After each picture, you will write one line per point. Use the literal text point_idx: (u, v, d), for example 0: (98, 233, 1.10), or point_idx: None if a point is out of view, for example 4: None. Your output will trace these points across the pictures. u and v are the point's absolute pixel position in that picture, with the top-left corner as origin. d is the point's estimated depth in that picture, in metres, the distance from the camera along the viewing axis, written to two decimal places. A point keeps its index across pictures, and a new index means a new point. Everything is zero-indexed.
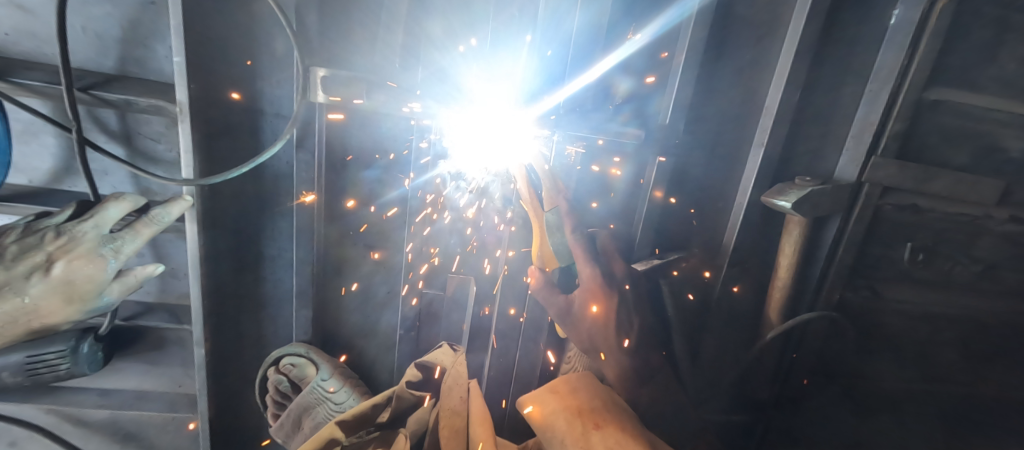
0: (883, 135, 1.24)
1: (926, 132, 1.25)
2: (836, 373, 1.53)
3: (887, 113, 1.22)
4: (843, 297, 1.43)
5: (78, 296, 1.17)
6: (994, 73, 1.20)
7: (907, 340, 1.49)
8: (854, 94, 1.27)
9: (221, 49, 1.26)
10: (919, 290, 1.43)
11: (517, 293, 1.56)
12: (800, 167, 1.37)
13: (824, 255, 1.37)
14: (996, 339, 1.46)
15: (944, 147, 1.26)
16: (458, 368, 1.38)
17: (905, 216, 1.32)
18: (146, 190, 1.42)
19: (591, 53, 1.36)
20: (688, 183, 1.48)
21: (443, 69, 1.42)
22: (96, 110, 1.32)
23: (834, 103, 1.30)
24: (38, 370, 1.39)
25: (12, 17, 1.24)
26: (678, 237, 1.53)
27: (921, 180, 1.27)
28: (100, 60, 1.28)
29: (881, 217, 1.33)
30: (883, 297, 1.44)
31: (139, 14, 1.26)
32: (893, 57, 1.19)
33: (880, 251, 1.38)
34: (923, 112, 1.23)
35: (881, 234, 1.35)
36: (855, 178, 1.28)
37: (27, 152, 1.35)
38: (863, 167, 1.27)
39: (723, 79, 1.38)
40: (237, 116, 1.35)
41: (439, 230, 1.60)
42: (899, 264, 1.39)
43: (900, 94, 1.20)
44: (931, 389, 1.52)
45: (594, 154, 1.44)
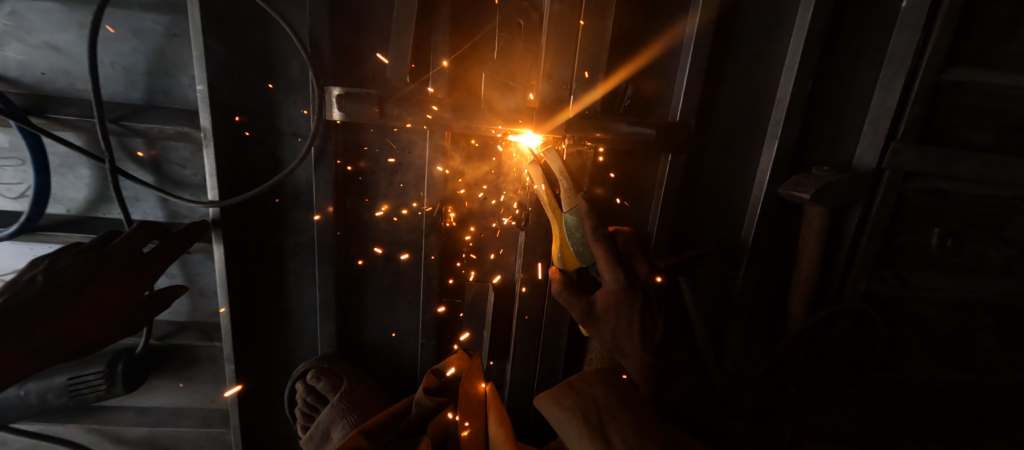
0: (902, 120, 1.44)
1: (945, 116, 1.49)
2: (866, 363, 1.73)
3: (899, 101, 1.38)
4: (871, 286, 1.64)
5: (103, 318, 1.17)
6: (979, 86, 1.46)
7: (901, 327, 1.71)
8: (868, 80, 1.46)
9: (244, 76, 1.32)
10: (936, 272, 1.66)
11: (537, 298, 1.56)
12: (818, 156, 1.56)
13: (848, 241, 1.57)
14: (960, 318, 1.71)
15: (968, 127, 1.51)
16: (474, 374, 1.41)
17: (931, 198, 1.56)
18: (173, 213, 1.44)
19: (616, 57, 1.41)
20: (704, 178, 1.53)
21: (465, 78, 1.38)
22: (127, 139, 1.36)
23: (851, 89, 1.49)
24: (80, 390, 1.40)
25: (48, 57, 1.30)
26: (696, 231, 1.59)
27: (945, 164, 1.49)
28: (129, 93, 1.34)
29: (909, 200, 1.56)
30: (909, 284, 1.66)
31: (164, 47, 1.31)
32: (908, 40, 1.37)
33: (907, 235, 1.60)
34: (942, 92, 1.46)
35: (911, 217, 1.58)
36: (873, 165, 1.49)
37: (64, 184, 1.39)
38: (881, 155, 1.47)
39: (736, 66, 1.43)
40: (257, 137, 1.39)
41: (465, 249, 1.55)
42: (929, 249, 1.63)
43: (918, 78, 1.40)
44: (895, 375, 1.76)
45: (621, 161, 1.49)
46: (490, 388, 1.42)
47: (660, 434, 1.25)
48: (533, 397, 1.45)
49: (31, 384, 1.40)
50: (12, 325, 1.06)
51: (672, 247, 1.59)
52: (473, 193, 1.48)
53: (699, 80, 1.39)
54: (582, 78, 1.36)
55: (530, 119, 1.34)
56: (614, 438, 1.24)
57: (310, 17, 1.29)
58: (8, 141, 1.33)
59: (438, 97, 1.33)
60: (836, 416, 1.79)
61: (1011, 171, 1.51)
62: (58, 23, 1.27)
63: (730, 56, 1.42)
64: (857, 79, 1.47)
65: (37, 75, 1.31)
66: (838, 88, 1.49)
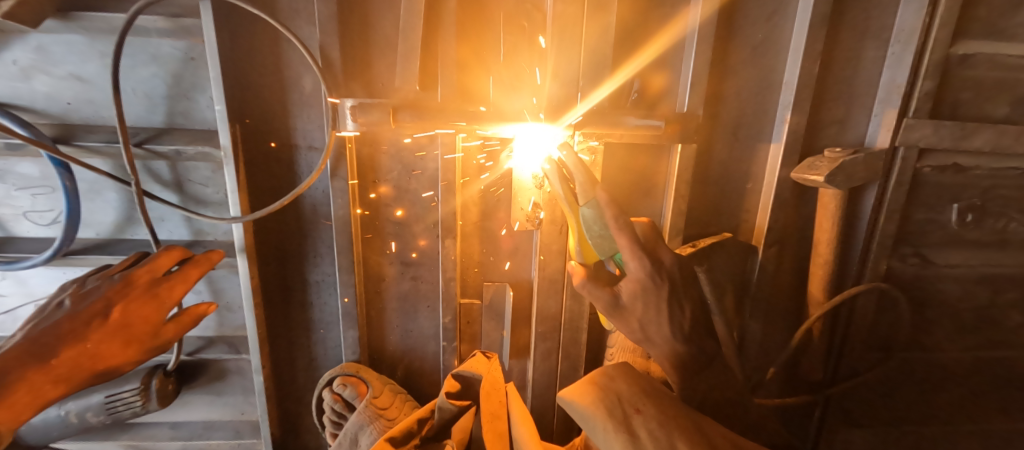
0: (914, 95, 1.45)
1: (957, 90, 1.49)
2: (893, 346, 1.75)
3: (914, 74, 1.43)
4: (893, 266, 1.65)
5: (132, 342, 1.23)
6: (988, 58, 1.46)
7: (925, 306, 1.72)
8: (875, 58, 1.48)
9: (260, 94, 1.37)
10: (957, 250, 1.67)
11: (554, 296, 1.54)
12: (829, 137, 1.57)
13: (866, 223, 1.57)
14: (985, 293, 1.71)
15: (981, 100, 1.51)
16: (494, 373, 1.41)
17: (948, 173, 1.56)
18: (198, 231, 1.47)
19: (620, 52, 1.42)
20: (716, 168, 1.55)
21: (473, 82, 1.39)
22: (150, 162, 1.40)
23: (858, 69, 1.50)
24: (117, 408, 1.43)
25: (72, 88, 1.35)
26: (713, 221, 1.60)
27: (959, 138, 1.48)
28: (150, 117, 1.38)
29: (925, 176, 1.55)
30: (932, 263, 1.66)
31: (181, 70, 1.35)
32: (914, 15, 1.39)
33: (923, 213, 1.60)
34: (953, 65, 1.46)
35: (929, 195, 1.58)
36: (889, 142, 1.49)
37: (92, 208, 1.43)
38: (895, 131, 1.48)
39: (740, 55, 1.45)
40: (275, 153, 1.43)
41: (482, 252, 1.57)
42: (950, 226, 1.63)
43: (927, 52, 1.41)
44: (920, 356, 1.78)
45: (633, 154, 1.50)
46: (510, 385, 1.44)
47: (689, 423, 1.25)
48: (558, 394, 1.46)
49: (70, 403, 1.43)
50: (41, 352, 1.14)
51: (688, 238, 1.60)
52: (490, 196, 1.50)
53: (705, 67, 1.40)
54: (588, 74, 1.37)
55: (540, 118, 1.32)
56: (640, 430, 1.24)
57: (320, 33, 1.30)
58: (37, 170, 1.38)
59: (446, 103, 1.35)
60: (863, 399, 1.81)
61: None
62: (82, 54, 1.32)
63: (732, 45, 1.44)
64: (864, 59, 1.49)
65: (62, 105, 1.36)
66: (844, 69, 1.50)
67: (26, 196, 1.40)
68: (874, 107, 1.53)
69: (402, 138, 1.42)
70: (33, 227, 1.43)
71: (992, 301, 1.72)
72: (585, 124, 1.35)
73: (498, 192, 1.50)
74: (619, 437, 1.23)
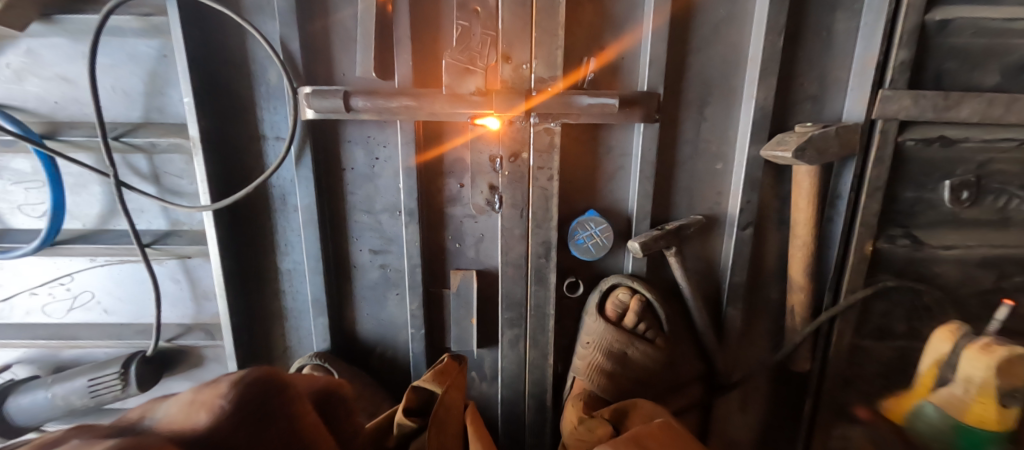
0: (889, 66, 1.38)
1: (939, 60, 1.42)
2: (891, 333, 1.66)
3: (887, 44, 1.37)
4: (881, 247, 1.56)
5: (249, 426, 0.76)
6: (972, 24, 1.37)
7: (926, 293, 1.61)
8: (848, 30, 1.42)
9: (229, 88, 1.43)
10: (954, 230, 1.56)
11: (520, 282, 1.53)
12: (804, 114, 1.50)
13: (847, 201, 1.50)
14: (988, 277, 1.60)
15: (966, 69, 1.43)
16: (451, 393, 1.28)
17: (936, 148, 1.47)
18: (175, 221, 1.54)
19: (577, 30, 1.39)
20: (685, 149, 1.50)
21: (430, 68, 1.41)
22: (130, 156, 1.49)
23: (830, 42, 1.44)
24: (99, 392, 1.49)
25: (59, 88, 1.44)
26: (684, 204, 1.56)
27: (943, 109, 1.40)
28: (128, 112, 1.46)
29: (909, 151, 1.47)
30: (925, 245, 1.57)
31: (155, 67, 1.43)
32: None
33: (910, 190, 1.52)
34: (932, 32, 1.38)
35: (914, 172, 1.50)
36: (864, 116, 1.43)
37: (78, 200, 1.51)
38: (871, 104, 1.42)
39: (706, 30, 1.41)
40: (245, 144, 1.49)
41: (448, 239, 1.57)
42: (944, 204, 1.53)
43: (902, 19, 1.34)
44: (922, 346, 1.67)
45: (595, 137, 1.48)
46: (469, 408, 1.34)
47: None
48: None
49: (57, 386, 1.50)
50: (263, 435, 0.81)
51: (658, 221, 1.56)
52: (452, 183, 1.51)
53: (664, 44, 1.37)
54: (541, 55, 1.35)
55: (491, 102, 1.33)
56: None
57: (280, 26, 1.36)
58: (27, 166, 1.48)
59: (404, 89, 1.37)
60: (858, 391, 1.72)
61: (1022, 111, 1.40)
62: (66, 55, 1.41)
63: (696, 19, 1.40)
64: (835, 31, 1.44)
65: (50, 104, 1.46)
66: (815, 43, 1.44)
67: (21, 190, 1.51)
68: (850, 81, 1.47)
69: (363, 126, 1.45)
70: (27, 219, 1.54)
71: (995, 286, 1.61)
72: (540, 108, 1.35)
73: (459, 177, 1.50)
74: None
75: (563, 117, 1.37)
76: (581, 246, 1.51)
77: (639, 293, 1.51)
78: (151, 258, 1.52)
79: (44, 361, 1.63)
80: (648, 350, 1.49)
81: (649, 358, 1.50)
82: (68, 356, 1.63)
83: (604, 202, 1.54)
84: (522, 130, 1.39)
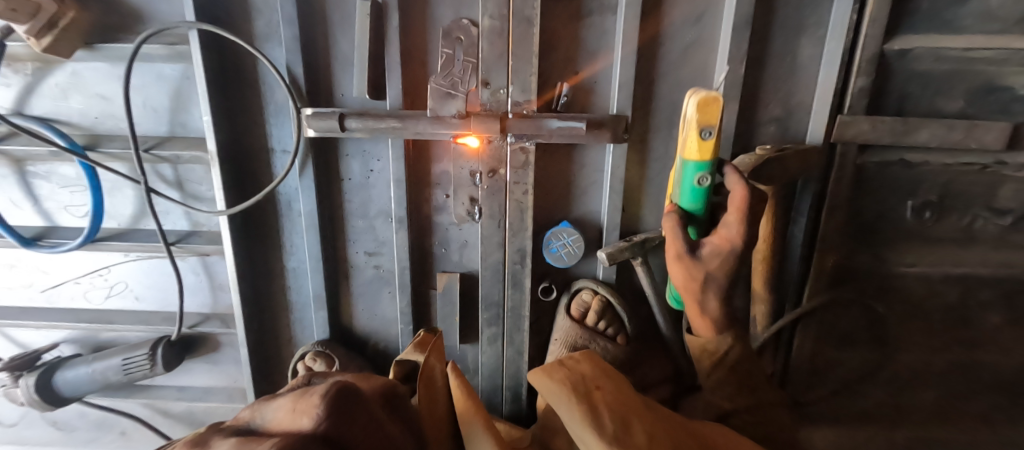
0: (849, 91, 1.45)
1: (901, 84, 1.47)
2: (852, 341, 1.75)
3: (847, 71, 1.44)
4: (843, 262, 1.64)
5: (348, 417, 0.75)
6: (933, 52, 1.42)
7: (885, 305, 1.69)
8: (813, 55, 1.46)
9: (242, 106, 1.62)
10: (918, 248, 1.62)
11: (498, 285, 1.68)
12: (769, 135, 1.58)
13: (809, 220, 1.58)
14: (953, 293, 1.65)
15: (930, 93, 1.47)
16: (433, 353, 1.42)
17: (896, 169, 1.53)
18: (196, 222, 1.75)
19: (552, 55, 1.51)
20: (654, 166, 1.61)
21: (418, 91, 1.56)
22: (158, 166, 1.69)
23: (795, 66, 1.48)
24: (132, 369, 1.71)
25: (99, 105, 1.66)
26: (652, 217, 1.68)
27: (904, 133, 1.45)
28: (157, 127, 1.67)
29: (869, 172, 1.54)
30: (887, 260, 1.64)
31: (179, 88, 1.62)
32: (845, 10, 1.38)
33: (872, 208, 1.59)
34: (894, 58, 1.44)
35: (875, 192, 1.57)
36: (826, 140, 1.51)
37: (114, 203, 1.73)
38: (831, 127, 1.49)
39: (674, 55, 1.50)
40: (257, 156, 1.68)
41: (435, 244, 1.72)
42: (906, 223, 1.59)
43: (860, 47, 1.41)
44: (881, 355, 1.76)
45: (569, 155, 1.60)
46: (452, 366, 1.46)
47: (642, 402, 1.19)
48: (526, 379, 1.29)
49: (97, 363, 1.73)
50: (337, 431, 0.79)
51: (627, 233, 1.70)
52: (439, 195, 1.66)
53: (632, 69, 1.47)
54: (517, 80, 1.48)
55: (469, 124, 1.47)
56: (603, 406, 1.12)
57: (286, 52, 1.52)
58: (72, 172, 1.70)
59: (393, 110, 1.52)
60: (819, 397, 1.81)
61: (982, 136, 1.44)
62: (105, 77, 1.62)
63: (664, 45, 1.49)
64: (800, 58, 1.47)
65: (92, 119, 1.68)
66: (780, 68, 1.51)
67: (67, 193, 1.74)
68: None
69: (358, 142, 1.60)
70: (72, 218, 1.77)
71: (961, 303, 1.66)
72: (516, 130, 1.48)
73: (444, 188, 1.65)
74: (581, 408, 1.09)
75: (537, 137, 1.50)
76: (555, 254, 1.65)
77: (601, 295, 1.67)
78: (175, 254, 1.73)
79: (86, 341, 1.88)
80: (609, 346, 1.64)
81: (611, 354, 1.64)
82: (106, 337, 1.87)
83: (578, 213, 1.67)
84: (498, 148, 1.52)
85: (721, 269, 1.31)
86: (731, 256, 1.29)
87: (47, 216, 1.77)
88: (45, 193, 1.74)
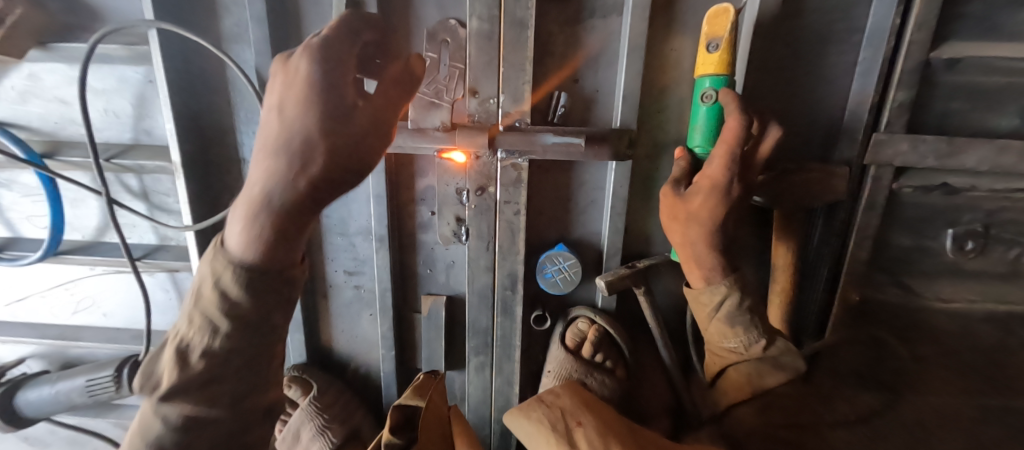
0: (886, 107, 1.27)
1: (946, 99, 1.29)
2: None
3: (884, 84, 1.26)
4: (868, 296, 1.48)
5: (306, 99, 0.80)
6: (987, 62, 1.23)
7: None
8: (845, 66, 1.30)
9: (210, 113, 1.48)
10: (954, 282, 1.44)
11: (486, 311, 1.54)
12: (791, 153, 1.41)
13: (834, 248, 1.42)
14: None
15: (980, 110, 1.29)
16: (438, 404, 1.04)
17: (934, 195, 1.36)
18: (165, 236, 1.63)
19: (549, 61, 1.35)
20: (660, 185, 1.46)
21: None
22: (122, 175, 1.57)
23: (825, 76, 1.32)
24: (95, 391, 1.60)
25: (58, 109, 1.53)
26: (657, 241, 1.53)
27: (947, 155, 1.27)
28: (122, 134, 1.54)
29: (903, 197, 1.37)
30: (915, 294, 1.48)
31: (142, 92, 1.48)
32: (887, 14, 1.20)
33: (903, 236, 1.42)
34: (940, 69, 1.25)
35: (906, 220, 1.40)
36: (856, 161, 1.34)
37: (77, 214, 1.62)
38: (864, 146, 1.32)
39: (686, 62, 1.32)
40: (227, 167, 1.55)
41: (420, 264, 1.59)
42: (941, 254, 1.42)
43: (901, 57, 1.22)
44: None
45: (565, 171, 1.44)
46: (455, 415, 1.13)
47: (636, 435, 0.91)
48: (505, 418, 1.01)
49: (59, 384, 1.63)
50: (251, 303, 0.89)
51: (629, 257, 1.55)
52: (423, 212, 1.51)
53: (639, 78, 1.30)
54: (510, 88, 1.32)
55: (454, 138, 1.31)
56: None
57: (256, 55, 1.37)
58: (31, 181, 1.58)
59: None
60: None
61: None
62: (62, 79, 1.49)
63: (676, 51, 1.32)
64: (832, 66, 1.31)
65: (52, 124, 1.55)
66: (806, 79, 1.34)
67: (28, 202, 1.62)
68: None
69: None
70: (34, 229, 1.65)
71: None
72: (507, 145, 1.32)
73: (428, 206, 1.50)
74: None
75: (531, 154, 1.34)
76: (550, 280, 1.49)
77: (598, 324, 1.52)
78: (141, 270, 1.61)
79: (53, 357, 1.78)
80: (605, 380, 1.43)
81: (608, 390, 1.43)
82: (73, 354, 1.77)
83: (575, 235, 1.52)
84: (487, 164, 1.37)
85: (706, 207, 1.19)
86: (716, 193, 1.16)
87: (9, 226, 1.66)
88: (5, 202, 1.62)
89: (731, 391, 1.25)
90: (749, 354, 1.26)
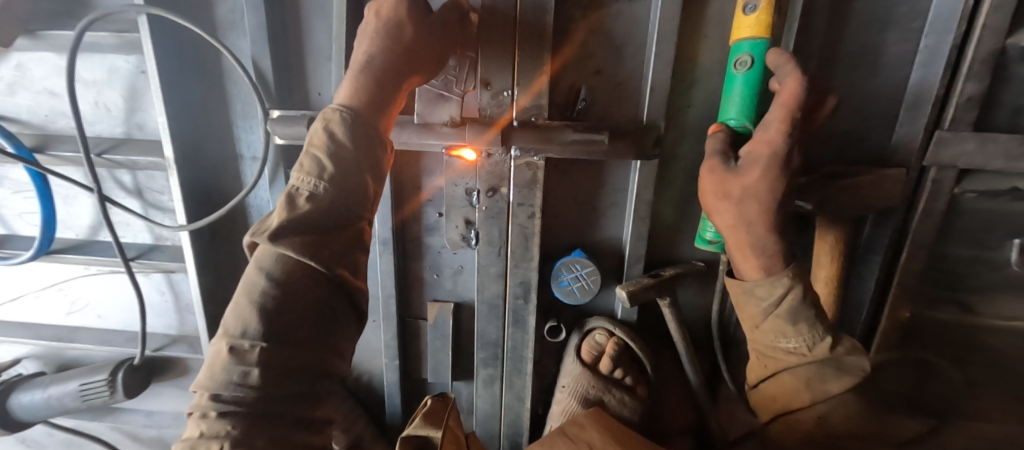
0: (951, 101, 1.12)
1: None
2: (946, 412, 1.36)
3: (950, 75, 1.10)
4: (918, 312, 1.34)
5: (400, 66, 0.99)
6: None
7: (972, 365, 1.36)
8: (902, 55, 1.16)
9: (203, 105, 1.39)
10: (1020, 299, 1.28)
11: (495, 321, 1.43)
12: (834, 153, 1.27)
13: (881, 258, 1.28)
14: None
15: None
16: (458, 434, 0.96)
17: (1003, 201, 1.20)
18: (160, 236, 1.55)
19: (566, 50, 1.22)
20: (687, 187, 1.33)
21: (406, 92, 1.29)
22: (115, 172, 1.49)
23: (877, 67, 1.18)
24: (90, 396, 1.54)
25: (48, 100, 1.45)
26: (682, 247, 1.41)
27: None
28: (113, 128, 1.46)
29: (965, 204, 1.22)
30: (975, 312, 1.32)
31: (133, 83, 1.40)
32: None
33: (963, 247, 1.26)
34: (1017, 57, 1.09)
35: (971, 229, 1.24)
36: (914, 162, 1.19)
37: (70, 212, 1.55)
38: (924, 146, 1.16)
39: (720, 51, 1.19)
40: (223, 163, 1.46)
41: (426, 269, 1.48)
42: (1006, 268, 1.26)
43: (972, 44, 1.07)
44: None
45: (583, 171, 1.32)
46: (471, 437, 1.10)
47: None
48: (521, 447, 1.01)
49: (53, 387, 1.57)
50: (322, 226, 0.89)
51: (651, 265, 1.43)
52: (429, 213, 1.41)
53: (667, 68, 1.17)
54: (524, 80, 1.20)
55: (464, 135, 1.19)
56: None
57: (251, 43, 1.26)
58: (22, 176, 1.51)
59: None
60: None
61: None
62: (51, 70, 1.41)
63: (709, 38, 1.18)
64: (885, 55, 1.17)
65: (41, 117, 1.48)
66: (854, 70, 1.20)
67: (20, 199, 1.55)
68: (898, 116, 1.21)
69: None
70: (27, 226, 1.59)
71: None
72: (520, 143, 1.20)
73: (437, 207, 1.40)
74: None
75: (550, 153, 1.21)
76: (566, 288, 1.37)
77: (616, 336, 1.40)
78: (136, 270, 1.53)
79: (50, 358, 1.73)
80: (626, 399, 1.33)
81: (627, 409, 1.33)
82: (70, 356, 1.71)
83: (592, 240, 1.41)
84: (499, 163, 1.26)
85: (764, 180, 0.95)
86: (774, 162, 0.94)
87: (3, 223, 1.60)
88: None
89: (785, 401, 1.04)
90: (811, 355, 1.02)
